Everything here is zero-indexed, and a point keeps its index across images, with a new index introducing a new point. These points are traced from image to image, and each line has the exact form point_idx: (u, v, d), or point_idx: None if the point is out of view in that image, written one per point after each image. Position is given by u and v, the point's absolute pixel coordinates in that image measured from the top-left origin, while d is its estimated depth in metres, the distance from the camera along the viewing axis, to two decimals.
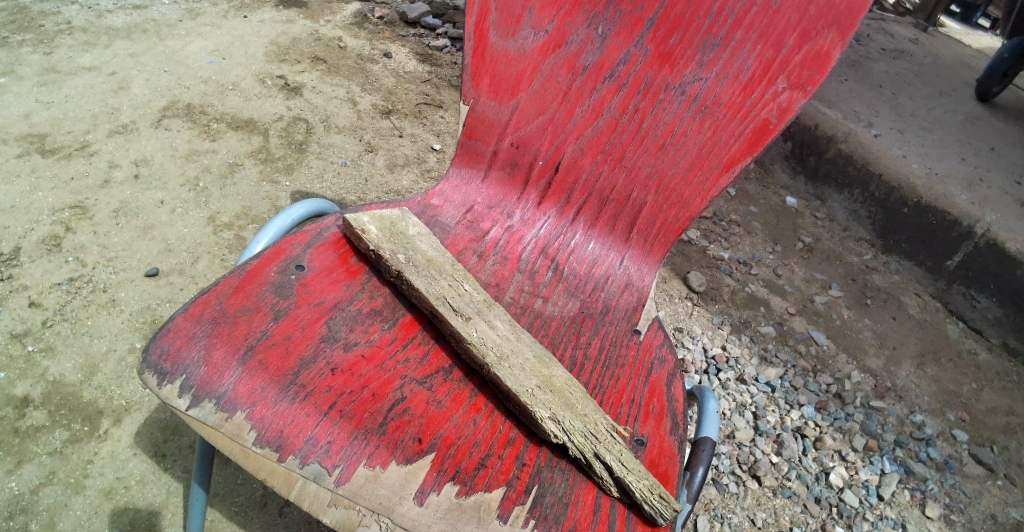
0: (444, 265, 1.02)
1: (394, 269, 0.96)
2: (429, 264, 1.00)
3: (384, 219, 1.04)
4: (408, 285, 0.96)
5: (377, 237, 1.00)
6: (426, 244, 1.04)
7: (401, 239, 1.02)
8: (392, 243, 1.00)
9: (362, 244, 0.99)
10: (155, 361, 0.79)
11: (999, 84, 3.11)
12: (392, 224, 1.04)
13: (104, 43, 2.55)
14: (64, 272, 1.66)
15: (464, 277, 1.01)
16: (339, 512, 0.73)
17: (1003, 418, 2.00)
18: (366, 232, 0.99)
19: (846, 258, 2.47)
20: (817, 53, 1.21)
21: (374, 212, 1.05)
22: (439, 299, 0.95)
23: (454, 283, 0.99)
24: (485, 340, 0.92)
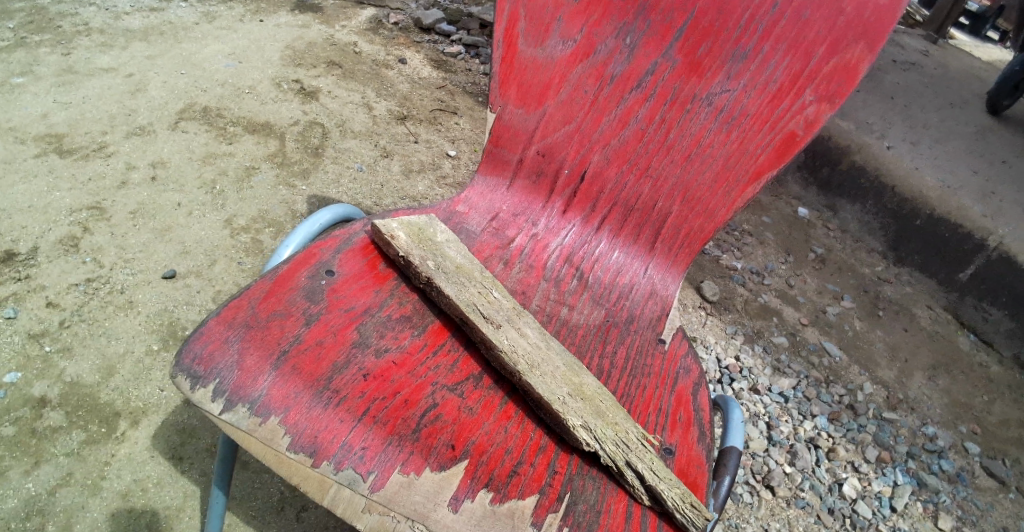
0: (472, 272, 1.02)
1: (424, 275, 0.96)
2: (458, 271, 1.00)
3: (412, 225, 1.05)
4: (438, 291, 0.96)
5: (406, 243, 1.00)
6: (454, 250, 1.04)
7: (430, 245, 1.02)
8: (421, 249, 1.00)
9: (392, 250, 0.99)
10: (189, 364, 0.78)
11: (1010, 96, 3.10)
12: (420, 230, 1.04)
13: (122, 44, 2.57)
14: (81, 272, 1.67)
15: (493, 285, 1.01)
16: (373, 519, 0.73)
17: (1016, 431, 1.98)
18: (395, 238, 0.99)
19: (858, 269, 2.45)
20: (845, 67, 1.22)
21: (402, 218, 1.05)
22: (469, 306, 0.95)
23: (483, 290, 0.99)
24: (515, 348, 0.92)
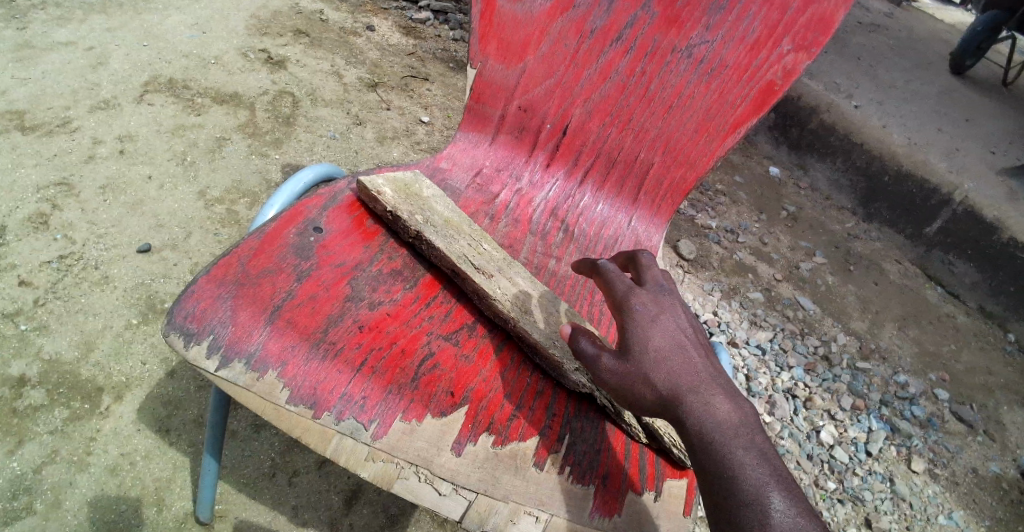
0: (460, 226, 1.02)
1: (413, 229, 0.95)
2: (447, 225, 0.99)
3: (398, 181, 1.03)
4: (428, 244, 0.95)
5: (393, 198, 0.99)
6: (441, 205, 1.04)
7: (417, 200, 1.01)
8: (409, 204, 0.99)
9: (380, 206, 0.98)
10: (180, 322, 0.78)
11: (972, 59, 3.20)
12: (406, 186, 1.03)
13: (79, 17, 2.44)
14: (53, 249, 1.61)
15: (482, 237, 1.01)
16: (377, 466, 0.74)
17: (981, 378, 2.09)
18: (381, 194, 0.98)
19: (828, 227, 2.52)
20: (820, 18, 1.25)
21: (387, 175, 1.04)
22: (460, 258, 0.95)
23: (473, 243, 0.99)
24: (508, 297, 0.92)
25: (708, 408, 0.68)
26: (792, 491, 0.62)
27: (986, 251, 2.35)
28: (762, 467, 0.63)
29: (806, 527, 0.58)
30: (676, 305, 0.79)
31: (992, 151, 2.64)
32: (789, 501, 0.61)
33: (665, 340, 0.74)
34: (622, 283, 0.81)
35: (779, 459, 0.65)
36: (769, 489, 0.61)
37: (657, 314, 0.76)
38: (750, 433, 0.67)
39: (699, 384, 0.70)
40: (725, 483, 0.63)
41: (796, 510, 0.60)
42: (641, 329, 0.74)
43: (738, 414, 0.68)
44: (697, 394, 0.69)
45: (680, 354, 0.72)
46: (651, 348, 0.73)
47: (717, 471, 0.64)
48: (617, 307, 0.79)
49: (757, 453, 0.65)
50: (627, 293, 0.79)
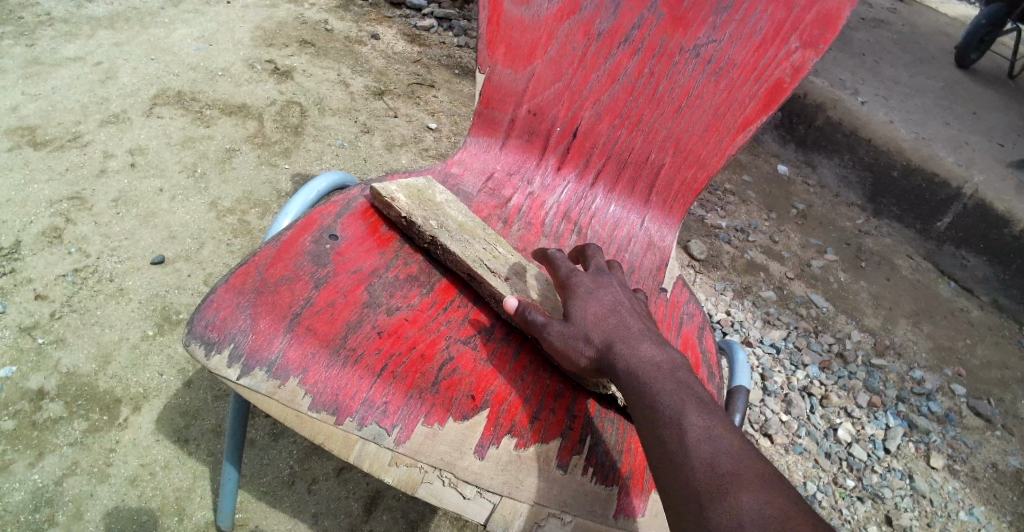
0: (475, 230, 1.02)
1: (428, 234, 0.96)
2: (462, 230, 1.00)
3: (411, 187, 1.04)
4: (444, 249, 0.96)
5: (407, 204, 0.99)
6: (455, 209, 1.04)
7: (431, 205, 1.02)
8: (423, 210, 1.00)
9: (394, 212, 0.98)
10: (202, 332, 0.79)
11: (976, 52, 3.19)
12: (420, 192, 1.04)
13: (87, 33, 2.47)
14: (67, 263, 1.63)
15: (497, 241, 1.02)
16: (401, 471, 0.75)
17: (998, 372, 2.07)
18: (395, 200, 0.99)
19: (839, 223, 2.51)
20: (827, 14, 1.25)
21: (400, 181, 1.04)
22: (476, 262, 0.95)
23: (489, 247, 0.99)
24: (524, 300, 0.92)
25: (635, 353, 0.77)
26: (712, 411, 0.68)
27: (996, 245, 2.34)
28: (683, 393, 0.71)
29: (720, 436, 0.65)
30: (613, 284, 0.91)
31: (1000, 144, 2.62)
32: (708, 419, 0.67)
33: (601, 305, 0.85)
34: (566, 268, 0.94)
35: (701, 389, 0.72)
36: (688, 410, 0.68)
37: (594, 289, 0.88)
38: (675, 372, 0.75)
39: (628, 335, 0.79)
40: (651, 411, 0.70)
41: (711, 424, 0.66)
42: (578, 298, 0.86)
43: (664, 358, 0.77)
44: (626, 343, 0.78)
45: (613, 313, 0.83)
46: (588, 311, 0.84)
47: (644, 403, 0.71)
48: (562, 287, 0.91)
49: (680, 385, 0.72)
50: (570, 274, 0.91)
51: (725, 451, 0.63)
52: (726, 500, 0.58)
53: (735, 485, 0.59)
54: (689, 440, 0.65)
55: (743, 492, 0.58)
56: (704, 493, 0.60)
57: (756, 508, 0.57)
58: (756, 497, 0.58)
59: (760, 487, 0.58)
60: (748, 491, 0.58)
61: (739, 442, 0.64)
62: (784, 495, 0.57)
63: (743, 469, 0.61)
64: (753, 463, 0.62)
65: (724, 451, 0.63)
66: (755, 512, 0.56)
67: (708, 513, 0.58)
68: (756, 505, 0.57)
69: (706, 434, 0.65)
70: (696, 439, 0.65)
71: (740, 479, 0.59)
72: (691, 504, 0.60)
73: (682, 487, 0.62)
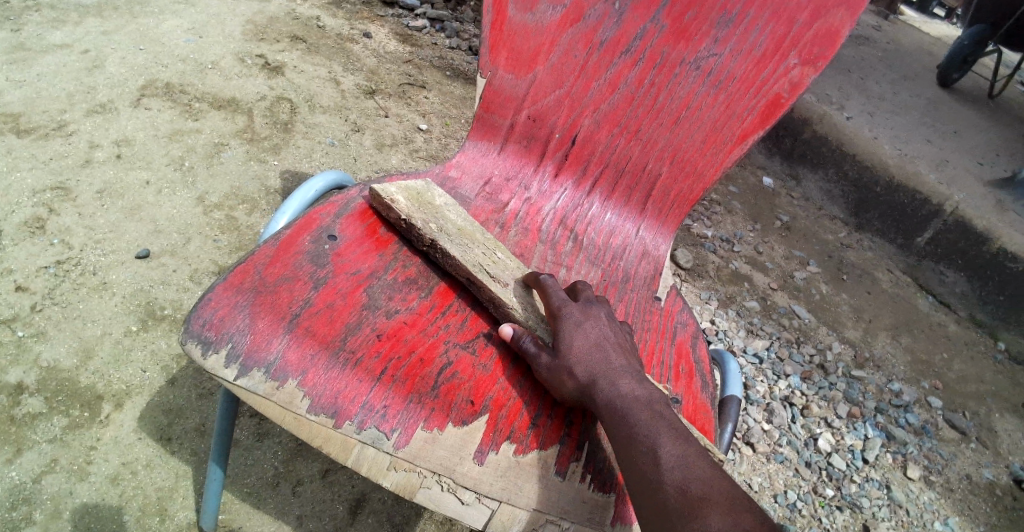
0: (474, 235, 1.02)
1: (428, 237, 0.95)
2: (461, 234, 1.00)
3: (410, 190, 1.03)
4: (443, 253, 0.95)
5: (407, 207, 0.98)
6: (454, 213, 1.04)
7: (430, 209, 1.01)
8: (423, 213, 0.99)
9: (394, 213, 0.98)
10: (198, 330, 0.77)
11: (958, 71, 3.29)
12: (419, 194, 1.04)
13: (74, 20, 2.42)
14: (49, 255, 1.59)
15: (496, 246, 1.02)
16: (400, 475, 0.75)
17: (973, 386, 2.13)
18: (395, 202, 0.98)
19: (821, 236, 2.56)
20: (827, 32, 1.28)
21: (400, 183, 1.03)
22: (476, 267, 0.95)
23: (488, 252, 1.00)
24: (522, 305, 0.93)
25: (617, 388, 0.79)
26: (687, 441, 0.71)
27: (974, 262, 2.41)
28: (660, 424, 0.74)
29: (693, 463, 0.68)
30: (600, 314, 0.90)
31: (979, 163, 2.70)
32: (682, 448, 0.70)
33: (588, 339, 0.85)
34: (557, 294, 0.92)
35: (678, 422, 0.75)
36: (663, 440, 0.71)
37: (582, 320, 0.87)
38: (652, 404, 0.77)
39: (612, 370, 0.81)
40: (628, 442, 0.73)
41: (685, 453, 0.69)
42: (566, 332, 0.85)
43: (645, 394, 0.79)
44: (609, 378, 0.80)
45: (599, 349, 0.83)
46: (575, 346, 0.84)
47: (622, 435, 0.74)
48: (552, 314, 0.90)
49: (658, 418, 0.74)
50: (561, 301, 0.90)
51: (697, 476, 0.66)
52: (697, 521, 0.61)
53: (704, 506, 0.62)
54: (664, 468, 0.68)
55: (712, 511, 0.61)
56: (676, 515, 0.63)
57: (726, 527, 0.59)
58: (725, 518, 0.60)
59: (730, 509, 0.61)
60: (717, 511, 0.61)
61: (710, 467, 0.67)
62: (751, 515, 0.60)
63: (713, 492, 0.63)
64: (722, 486, 0.64)
65: (696, 477, 0.66)
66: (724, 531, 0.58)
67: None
68: (724, 524, 0.59)
69: (679, 461, 0.68)
70: (669, 467, 0.67)
71: (709, 500, 0.62)
72: (663, 526, 0.63)
73: (656, 511, 0.64)
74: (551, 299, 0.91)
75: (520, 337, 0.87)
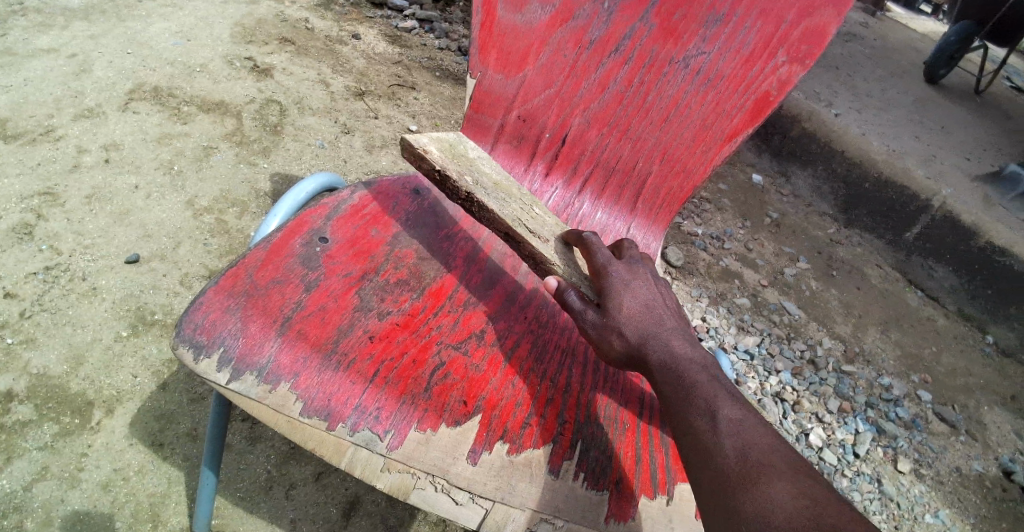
0: (506, 189, 1.08)
1: (464, 190, 0.98)
2: (497, 189, 1.05)
3: (442, 142, 1.05)
4: (481, 207, 0.98)
5: (439, 159, 0.99)
6: (486, 168, 1.09)
7: (464, 163, 1.05)
8: (458, 166, 1.02)
9: (427, 164, 0.97)
10: (190, 335, 0.78)
11: (945, 67, 3.32)
12: (451, 147, 1.06)
13: (61, 24, 2.40)
14: (39, 261, 1.57)
15: (530, 203, 1.08)
16: (393, 477, 0.76)
17: (962, 379, 2.16)
18: (427, 153, 0.98)
19: (811, 232, 2.58)
20: (816, 28, 1.29)
21: (430, 134, 1.03)
22: (515, 222, 0.99)
23: (524, 207, 1.05)
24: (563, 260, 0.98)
25: (671, 348, 0.80)
26: (744, 405, 0.74)
27: (963, 256, 2.41)
28: (716, 387, 0.75)
29: (752, 428, 0.70)
30: (645, 275, 0.92)
31: (967, 158, 2.73)
32: (739, 412, 0.72)
33: (636, 300, 0.86)
34: (602, 255, 0.93)
35: (732, 384, 0.77)
36: (721, 403, 0.73)
37: (630, 280, 0.89)
38: (706, 368, 0.79)
39: (663, 331, 0.82)
40: (685, 402, 0.74)
41: (743, 417, 0.71)
42: (616, 292, 0.87)
43: (696, 354, 0.81)
44: (660, 339, 0.81)
45: (648, 310, 0.85)
46: (625, 307, 0.85)
47: (679, 394, 0.75)
48: (597, 273, 0.91)
49: (713, 380, 0.77)
50: (607, 261, 0.92)
51: (757, 441, 0.68)
52: (759, 488, 0.63)
53: (764, 476, 0.64)
54: (722, 432, 0.70)
55: (773, 481, 0.63)
56: (736, 480, 0.65)
57: (787, 497, 0.61)
58: (788, 486, 0.62)
59: (792, 477, 0.63)
60: (777, 482, 0.63)
61: (771, 436, 0.69)
62: (814, 484, 0.62)
63: (775, 460, 0.66)
64: (782, 455, 0.67)
65: (755, 443, 0.68)
66: (786, 498, 0.61)
67: (739, 498, 0.63)
68: (787, 494, 0.61)
69: (738, 427, 0.70)
70: (728, 430, 0.70)
71: (769, 470, 0.64)
72: (721, 490, 0.65)
73: (714, 474, 0.67)
74: (597, 258, 0.92)
75: (566, 292, 0.86)
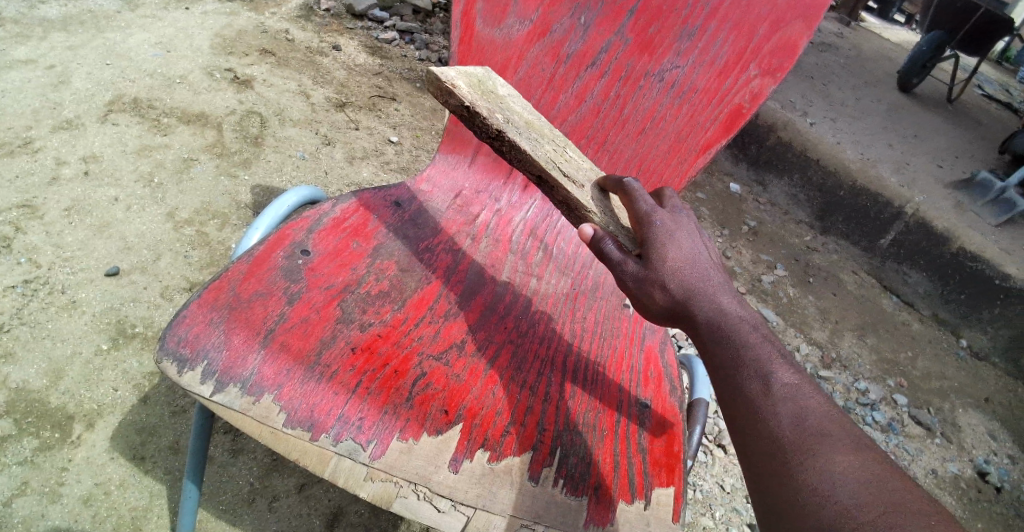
0: (541, 129, 1.02)
1: (495, 127, 0.95)
2: (529, 128, 0.99)
3: (472, 78, 1.01)
4: (515, 147, 0.95)
5: (469, 94, 0.96)
6: (517, 105, 1.03)
7: (494, 99, 1.00)
8: (487, 102, 0.98)
9: (455, 99, 0.95)
10: (174, 348, 0.78)
11: (918, 77, 3.44)
12: (480, 83, 1.01)
13: (39, 35, 2.39)
14: (17, 274, 1.56)
15: (565, 144, 1.02)
16: (376, 485, 0.77)
17: (937, 382, 2.22)
18: (457, 88, 0.95)
19: (788, 240, 2.64)
20: (786, 44, 1.35)
21: (460, 69, 1.00)
22: (548, 163, 0.96)
23: (558, 148, 1.00)
24: (598, 208, 0.94)
25: (719, 306, 0.79)
26: (795, 369, 0.75)
27: (936, 261, 2.50)
28: (767, 348, 0.76)
29: (806, 393, 0.72)
30: (689, 224, 0.87)
31: (940, 166, 2.82)
32: (792, 376, 0.74)
33: (682, 253, 0.82)
34: (645, 201, 0.87)
35: (782, 345, 0.78)
36: (775, 367, 0.75)
37: (675, 231, 0.84)
38: (756, 326, 0.79)
39: (710, 288, 0.80)
40: (736, 365, 0.75)
41: (797, 382, 0.73)
42: (661, 243, 0.82)
43: (742, 311, 0.80)
44: (708, 295, 0.79)
45: (694, 264, 0.81)
46: (670, 259, 0.81)
47: (729, 357, 0.76)
48: (638, 221, 0.86)
49: (764, 342, 0.77)
50: (649, 208, 0.86)
51: (812, 410, 0.71)
52: (819, 460, 0.66)
53: (822, 447, 0.67)
54: (778, 398, 0.72)
55: (835, 453, 0.66)
56: (795, 451, 0.67)
57: (849, 468, 0.65)
58: (848, 460, 0.66)
59: (851, 450, 0.67)
60: (839, 454, 0.66)
61: (826, 402, 0.72)
62: (875, 458, 0.66)
63: (832, 428, 0.69)
64: (840, 424, 0.70)
65: (812, 412, 0.71)
66: (847, 472, 0.64)
67: (797, 469, 0.66)
68: (849, 465, 0.65)
69: (793, 392, 0.72)
70: (783, 398, 0.72)
71: (829, 440, 0.68)
72: (778, 459, 0.68)
73: (770, 442, 0.69)
74: (638, 205, 0.86)
75: (605, 244, 0.81)
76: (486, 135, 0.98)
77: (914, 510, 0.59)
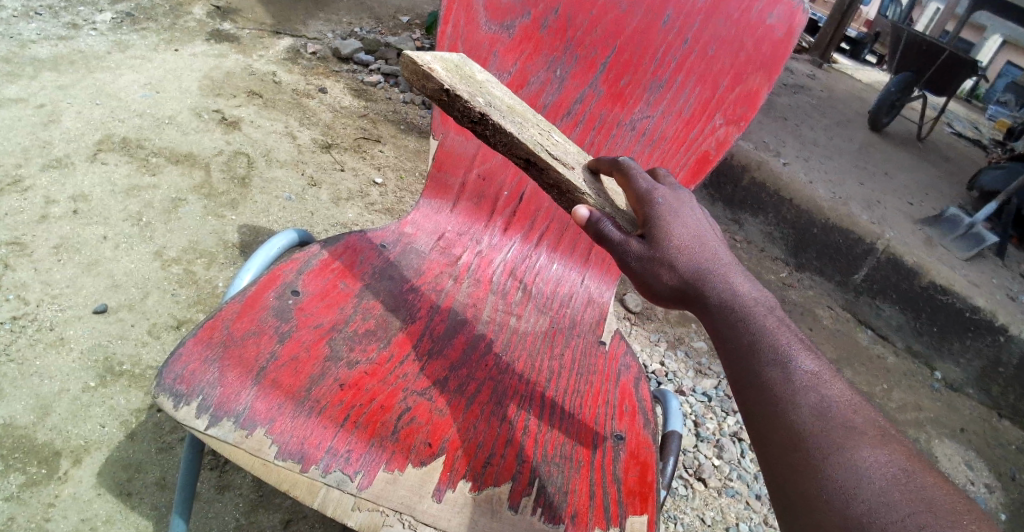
0: (523, 113, 1.01)
1: (477, 110, 0.93)
2: (512, 112, 0.98)
3: (447, 61, 0.97)
4: (501, 132, 0.94)
5: (447, 76, 0.93)
6: (498, 91, 1.01)
7: (474, 84, 0.97)
8: (467, 86, 0.95)
9: (434, 82, 0.92)
10: (170, 384, 0.82)
11: (887, 115, 3.64)
12: (457, 67, 0.98)
13: (30, 74, 2.45)
14: (4, 310, 1.58)
15: (549, 129, 1.01)
16: (363, 514, 0.80)
17: (913, 413, 2.30)
18: (434, 70, 0.92)
19: (764, 276, 2.74)
20: (748, 94, 1.45)
21: (435, 54, 0.96)
22: (535, 146, 0.95)
23: (543, 132, 0.99)
24: (592, 190, 0.96)
25: (729, 286, 0.82)
26: (814, 355, 0.77)
27: (907, 295, 2.62)
28: (784, 333, 0.79)
29: (826, 382, 0.74)
30: (690, 201, 0.90)
31: (910, 204, 2.96)
32: (814, 363, 0.76)
33: (686, 230, 0.85)
34: (643, 181, 0.90)
35: (799, 330, 0.80)
36: (796, 355, 0.77)
37: (676, 208, 0.87)
38: (770, 309, 0.82)
39: (719, 267, 0.83)
40: (751, 350, 0.77)
41: (817, 370, 0.75)
42: (664, 221, 0.85)
43: (754, 291, 0.83)
44: (718, 276, 0.82)
45: (697, 241, 0.84)
46: (674, 238, 0.84)
47: (743, 341, 0.78)
48: (639, 200, 0.89)
49: (782, 327, 0.79)
50: (649, 187, 0.89)
51: (833, 400, 0.73)
52: (844, 453, 0.67)
53: (851, 443, 0.68)
54: (799, 387, 0.74)
55: (863, 448, 0.67)
56: (817, 441, 0.69)
57: (877, 462, 0.66)
58: (876, 454, 0.67)
59: (879, 444, 0.68)
60: (866, 449, 0.67)
61: (846, 392, 0.74)
62: (904, 453, 0.67)
63: (859, 421, 0.71)
64: (865, 418, 0.71)
65: (835, 401, 0.73)
66: (876, 466, 0.65)
67: (820, 462, 0.67)
68: (877, 460, 0.66)
69: (815, 381, 0.74)
70: (804, 386, 0.74)
71: (856, 435, 0.69)
72: (798, 450, 0.69)
73: (789, 430, 0.71)
74: (637, 185, 0.90)
75: (603, 225, 0.84)
76: (467, 120, 0.96)
77: (946, 509, 0.60)
